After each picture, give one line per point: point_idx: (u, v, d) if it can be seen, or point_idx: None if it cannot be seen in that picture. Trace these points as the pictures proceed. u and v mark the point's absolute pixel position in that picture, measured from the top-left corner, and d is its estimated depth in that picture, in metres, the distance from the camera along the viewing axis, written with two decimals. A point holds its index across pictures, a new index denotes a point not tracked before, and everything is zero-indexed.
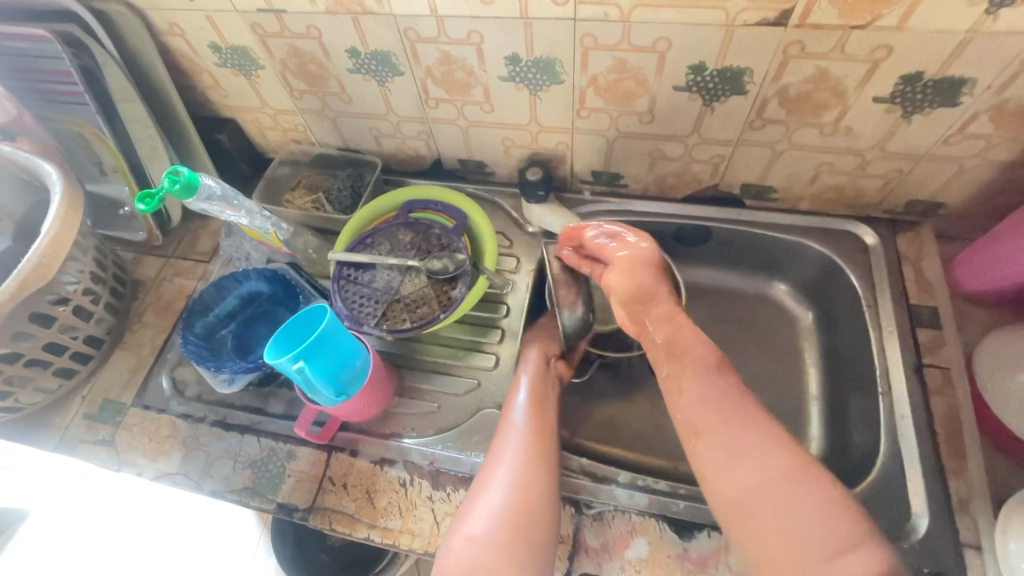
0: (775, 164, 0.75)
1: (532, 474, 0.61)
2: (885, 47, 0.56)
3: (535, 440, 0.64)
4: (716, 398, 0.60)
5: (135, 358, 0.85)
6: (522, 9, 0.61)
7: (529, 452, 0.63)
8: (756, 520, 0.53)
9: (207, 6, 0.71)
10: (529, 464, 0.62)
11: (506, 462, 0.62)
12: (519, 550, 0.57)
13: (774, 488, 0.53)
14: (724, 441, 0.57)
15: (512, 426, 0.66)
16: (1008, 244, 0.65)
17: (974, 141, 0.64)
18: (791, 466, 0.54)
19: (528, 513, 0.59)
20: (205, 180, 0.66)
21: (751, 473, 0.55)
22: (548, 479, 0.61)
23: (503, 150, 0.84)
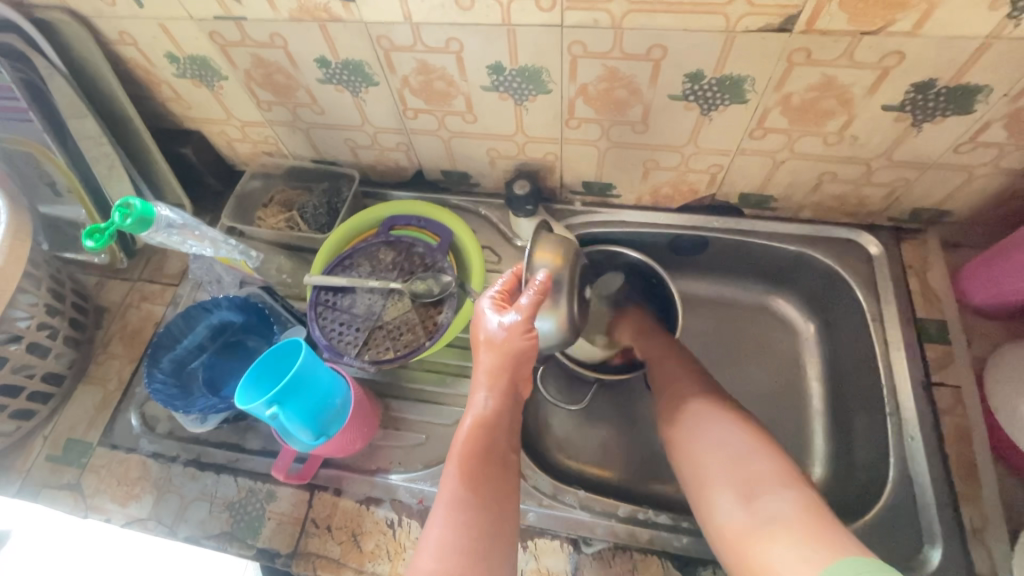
0: (776, 174, 0.71)
1: (473, 561, 0.50)
2: (897, 54, 0.52)
3: (475, 508, 0.53)
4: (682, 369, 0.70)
5: (102, 393, 0.80)
6: (505, 15, 0.56)
7: (470, 526, 0.52)
8: (711, 454, 0.59)
9: (158, 14, 0.65)
10: (470, 547, 0.51)
11: (439, 543, 0.51)
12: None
13: (719, 428, 0.60)
14: (698, 417, 0.63)
15: (448, 489, 0.54)
16: (1018, 258, 0.62)
17: (986, 150, 0.60)
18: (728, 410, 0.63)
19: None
20: (161, 211, 0.60)
21: (709, 419, 0.62)
22: (493, 564, 0.51)
23: (488, 160, 0.79)
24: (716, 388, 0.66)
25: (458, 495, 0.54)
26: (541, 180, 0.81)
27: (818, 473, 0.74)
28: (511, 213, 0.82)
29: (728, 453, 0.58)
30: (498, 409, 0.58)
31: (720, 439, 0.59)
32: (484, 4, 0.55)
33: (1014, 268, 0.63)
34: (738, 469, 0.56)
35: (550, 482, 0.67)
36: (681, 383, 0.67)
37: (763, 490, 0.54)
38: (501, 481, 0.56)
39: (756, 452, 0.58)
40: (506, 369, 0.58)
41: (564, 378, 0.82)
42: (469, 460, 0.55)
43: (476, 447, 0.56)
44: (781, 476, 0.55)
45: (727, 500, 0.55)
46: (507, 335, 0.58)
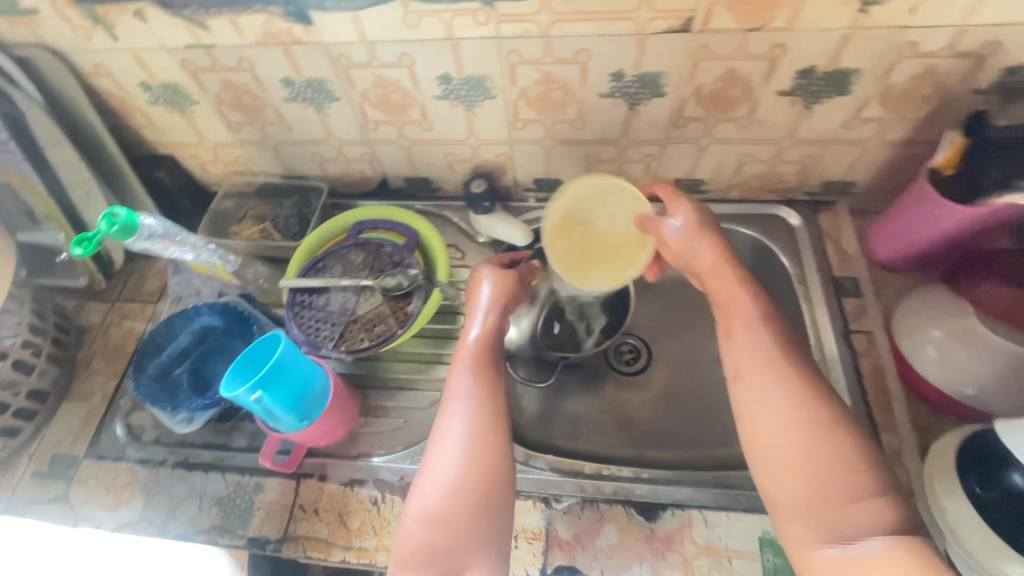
0: (702, 160, 0.80)
1: (483, 437, 0.59)
2: (780, 47, 0.62)
3: (483, 396, 0.62)
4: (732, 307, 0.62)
5: (86, 407, 0.82)
6: (448, 30, 0.64)
7: (478, 411, 0.61)
8: (789, 460, 0.52)
9: (133, 46, 0.71)
10: (480, 426, 0.60)
11: (454, 425, 0.60)
12: (473, 521, 0.55)
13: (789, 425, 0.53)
14: (780, 445, 0.53)
15: (457, 385, 0.64)
16: (908, 213, 0.71)
17: (869, 125, 0.70)
18: (804, 406, 0.53)
19: (484, 480, 0.57)
20: (143, 220, 0.66)
21: (801, 451, 0.52)
22: (502, 439, 0.59)
23: (446, 165, 0.87)
24: (810, 393, 0.54)
25: (467, 387, 0.63)
26: (497, 179, 0.88)
27: None
28: (471, 212, 0.88)
29: (819, 491, 0.50)
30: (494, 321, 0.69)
31: (814, 476, 0.51)
32: (429, 21, 0.63)
33: (906, 225, 0.73)
34: (834, 509, 0.50)
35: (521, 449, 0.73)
36: (753, 377, 0.56)
37: (855, 529, 0.49)
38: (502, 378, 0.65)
39: (851, 480, 0.50)
40: (502, 290, 0.72)
41: (533, 361, 0.87)
42: (476, 358, 0.65)
43: (481, 350, 0.67)
44: (871, 510, 0.49)
45: (816, 536, 0.50)
46: (499, 276, 0.73)
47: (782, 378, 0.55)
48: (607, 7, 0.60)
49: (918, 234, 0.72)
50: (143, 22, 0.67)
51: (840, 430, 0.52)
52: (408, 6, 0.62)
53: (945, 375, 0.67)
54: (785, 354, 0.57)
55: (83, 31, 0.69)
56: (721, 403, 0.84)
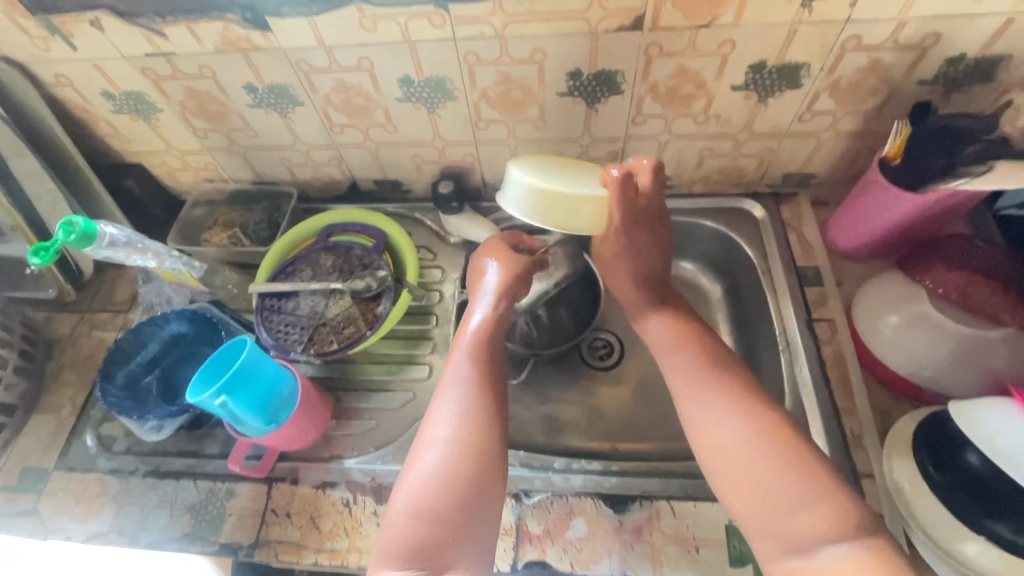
0: (665, 155, 0.81)
1: (482, 427, 0.60)
2: (730, 42, 0.63)
3: (481, 388, 0.63)
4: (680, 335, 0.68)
5: (56, 419, 0.82)
6: (405, 33, 0.65)
7: (476, 401, 0.62)
8: (741, 474, 0.55)
9: (92, 55, 0.71)
10: (478, 416, 0.61)
11: (452, 413, 0.61)
12: (464, 508, 0.55)
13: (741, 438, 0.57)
14: (735, 458, 0.56)
15: (456, 375, 0.64)
16: (864, 201, 0.73)
17: (823, 117, 0.72)
18: (756, 420, 0.58)
19: (479, 468, 0.57)
20: (104, 228, 0.65)
21: (751, 466, 0.55)
22: (495, 433, 0.60)
23: (414, 167, 0.87)
24: (758, 407, 0.59)
25: (465, 377, 0.64)
26: (465, 180, 0.89)
27: None
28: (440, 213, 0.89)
29: (776, 506, 0.53)
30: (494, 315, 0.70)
31: (772, 488, 0.54)
32: (385, 25, 0.64)
33: (863, 213, 0.74)
34: (782, 519, 0.52)
35: None
36: (709, 396, 0.61)
37: (813, 540, 0.51)
38: (499, 373, 0.66)
39: (804, 491, 0.53)
40: (505, 284, 0.72)
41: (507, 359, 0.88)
42: (471, 353, 0.66)
43: (480, 342, 0.68)
44: (827, 522, 0.51)
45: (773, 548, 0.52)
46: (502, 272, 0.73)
47: (729, 399, 0.60)
48: (558, 8, 0.61)
49: (874, 222, 0.73)
50: (100, 31, 0.67)
51: (793, 443, 0.56)
52: (364, 10, 0.63)
53: (902, 359, 0.68)
54: (731, 372, 0.62)
55: (41, 41, 0.69)
56: None
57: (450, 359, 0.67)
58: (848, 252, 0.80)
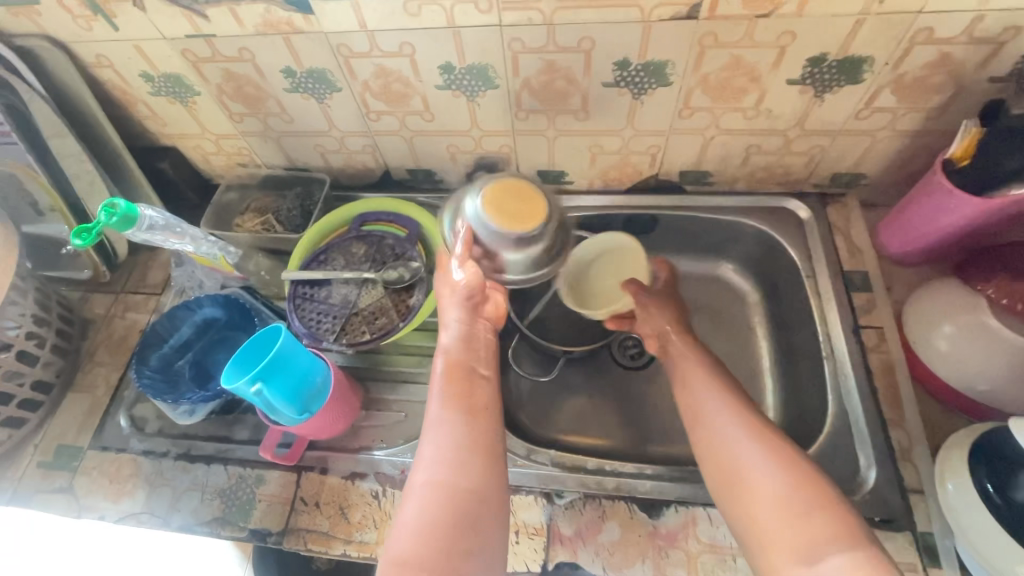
0: (709, 151, 0.78)
1: (465, 470, 0.55)
2: (791, 33, 0.60)
3: (460, 426, 0.58)
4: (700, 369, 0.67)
5: (90, 399, 0.82)
6: (449, 18, 0.63)
7: (456, 442, 0.57)
8: (758, 495, 0.54)
9: (132, 35, 0.70)
10: (460, 457, 0.56)
11: (431, 458, 0.56)
12: (456, 563, 0.51)
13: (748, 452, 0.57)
14: (755, 493, 0.54)
15: (432, 416, 0.59)
16: (920, 204, 0.70)
17: (881, 115, 0.68)
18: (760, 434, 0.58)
19: (464, 513, 0.53)
20: (144, 212, 0.65)
21: (763, 479, 0.55)
22: (478, 469, 0.55)
23: (449, 157, 0.86)
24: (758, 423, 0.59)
25: (441, 417, 0.59)
26: (500, 172, 0.87)
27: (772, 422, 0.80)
28: None
29: (790, 513, 0.52)
30: (465, 336, 0.65)
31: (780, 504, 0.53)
32: (430, 9, 0.62)
33: (917, 218, 0.71)
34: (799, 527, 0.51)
35: (524, 444, 0.72)
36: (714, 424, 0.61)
37: (829, 551, 0.49)
38: (481, 401, 0.61)
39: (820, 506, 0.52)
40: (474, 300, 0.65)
41: (536, 354, 0.87)
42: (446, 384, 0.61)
43: (453, 372, 0.62)
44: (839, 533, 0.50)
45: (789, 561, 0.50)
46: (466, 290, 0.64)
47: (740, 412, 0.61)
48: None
49: (930, 227, 0.70)
50: (143, 11, 0.67)
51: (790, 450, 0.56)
52: None
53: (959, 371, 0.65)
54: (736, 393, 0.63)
55: (83, 21, 0.69)
56: None
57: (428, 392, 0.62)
58: (898, 258, 0.77)
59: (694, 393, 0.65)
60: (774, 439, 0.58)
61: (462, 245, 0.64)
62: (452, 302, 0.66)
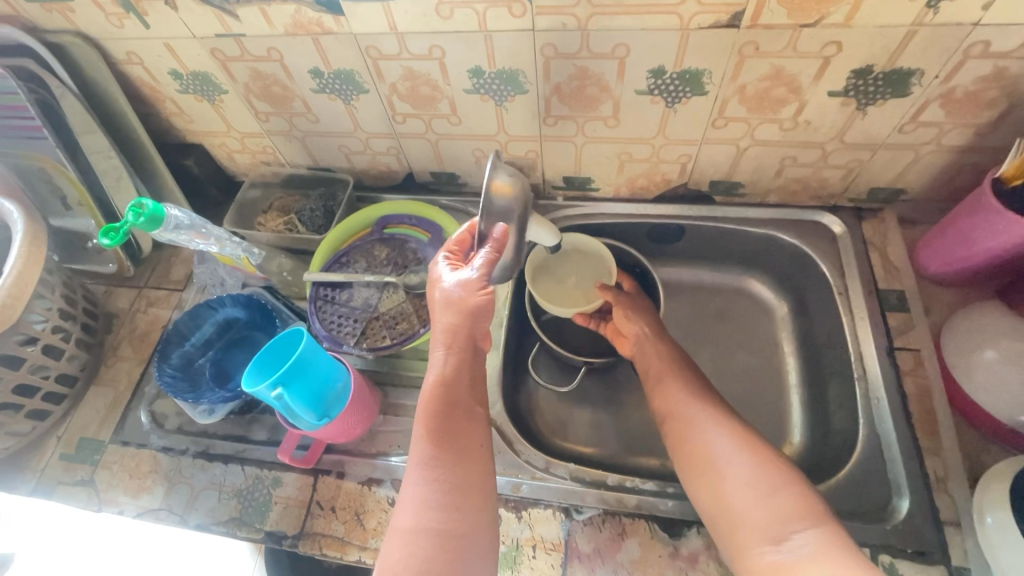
0: (742, 162, 0.76)
1: (452, 515, 0.54)
2: (837, 44, 0.58)
3: (448, 468, 0.56)
4: (690, 387, 0.68)
5: (113, 393, 0.83)
6: (481, 22, 0.62)
7: (444, 487, 0.55)
8: (730, 495, 0.58)
9: (163, 34, 0.70)
10: (447, 501, 0.55)
11: (417, 502, 0.54)
12: None
13: (723, 447, 0.61)
14: (732, 492, 0.58)
15: (418, 458, 0.57)
16: (964, 224, 0.67)
17: (926, 129, 0.66)
18: (743, 437, 0.61)
19: (453, 555, 0.52)
20: (170, 212, 0.65)
21: (736, 478, 0.58)
22: (466, 510, 0.55)
23: (474, 160, 0.85)
24: (737, 423, 0.64)
25: (428, 460, 0.56)
26: (525, 177, 0.86)
27: (798, 441, 0.78)
28: None
29: (757, 494, 0.57)
30: (455, 369, 0.59)
31: (748, 486, 0.57)
32: (462, 13, 0.61)
33: (960, 237, 0.68)
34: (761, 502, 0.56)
35: (543, 455, 0.71)
36: (705, 438, 0.63)
37: (790, 528, 0.54)
38: (472, 439, 0.59)
39: (781, 483, 0.57)
40: (462, 329, 0.59)
41: (555, 363, 0.86)
42: (427, 419, 0.57)
43: (440, 408, 0.58)
44: (800, 510, 0.55)
45: (757, 542, 0.55)
46: (464, 292, 0.58)
47: (724, 413, 0.65)
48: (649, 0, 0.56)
49: (974, 249, 0.67)
50: (174, 9, 0.66)
51: (764, 448, 0.60)
52: None
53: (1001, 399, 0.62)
54: (722, 405, 0.66)
55: (115, 18, 0.69)
56: (751, 416, 0.81)
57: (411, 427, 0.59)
58: (936, 278, 0.74)
59: (701, 429, 0.64)
60: (749, 436, 0.62)
61: (481, 258, 0.60)
62: (439, 324, 0.59)
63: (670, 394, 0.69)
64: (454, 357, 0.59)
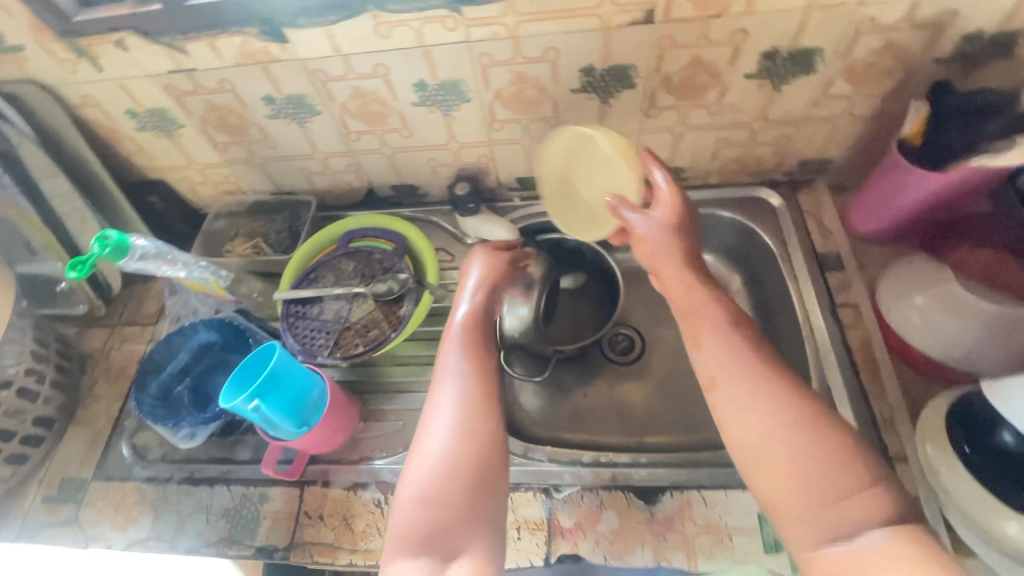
0: (681, 149, 0.81)
1: (481, 418, 0.57)
2: (742, 33, 0.63)
3: (475, 414, 0.57)
4: (732, 352, 0.56)
5: (92, 431, 0.84)
6: (419, 37, 0.66)
7: (468, 429, 0.56)
8: (781, 481, 0.49)
9: (116, 75, 0.73)
10: (476, 405, 0.57)
11: (448, 408, 0.57)
12: (475, 500, 0.53)
13: (775, 426, 0.51)
14: (779, 478, 0.49)
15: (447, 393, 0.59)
16: (881, 183, 0.73)
17: (837, 102, 0.72)
18: (795, 412, 0.51)
19: (482, 455, 0.55)
20: (135, 241, 0.68)
21: (787, 462, 0.49)
22: (494, 417, 0.57)
23: (430, 170, 0.88)
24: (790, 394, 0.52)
25: (457, 400, 0.58)
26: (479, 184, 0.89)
27: None
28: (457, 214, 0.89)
29: (817, 483, 0.48)
30: (483, 305, 0.67)
31: (817, 470, 0.49)
32: (400, 31, 0.65)
33: (881, 198, 0.74)
34: (825, 496, 0.48)
35: (520, 442, 0.74)
36: (753, 417, 0.52)
37: (852, 528, 0.47)
38: (496, 385, 0.60)
39: (851, 473, 0.48)
40: (492, 278, 0.69)
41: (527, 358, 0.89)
42: (461, 341, 0.63)
43: (472, 332, 0.64)
44: (867, 510, 0.47)
45: (814, 535, 0.48)
46: (496, 257, 0.71)
47: (769, 379, 0.53)
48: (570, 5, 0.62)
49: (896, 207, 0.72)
50: (125, 50, 0.69)
51: (825, 431, 0.50)
52: (378, 17, 0.64)
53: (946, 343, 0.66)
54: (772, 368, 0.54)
55: (68, 64, 0.72)
56: None
57: (443, 347, 0.63)
58: (869, 236, 0.80)
59: (748, 404, 0.52)
60: (802, 408, 0.52)
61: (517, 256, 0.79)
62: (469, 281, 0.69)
63: (710, 356, 0.56)
64: (483, 294, 0.68)
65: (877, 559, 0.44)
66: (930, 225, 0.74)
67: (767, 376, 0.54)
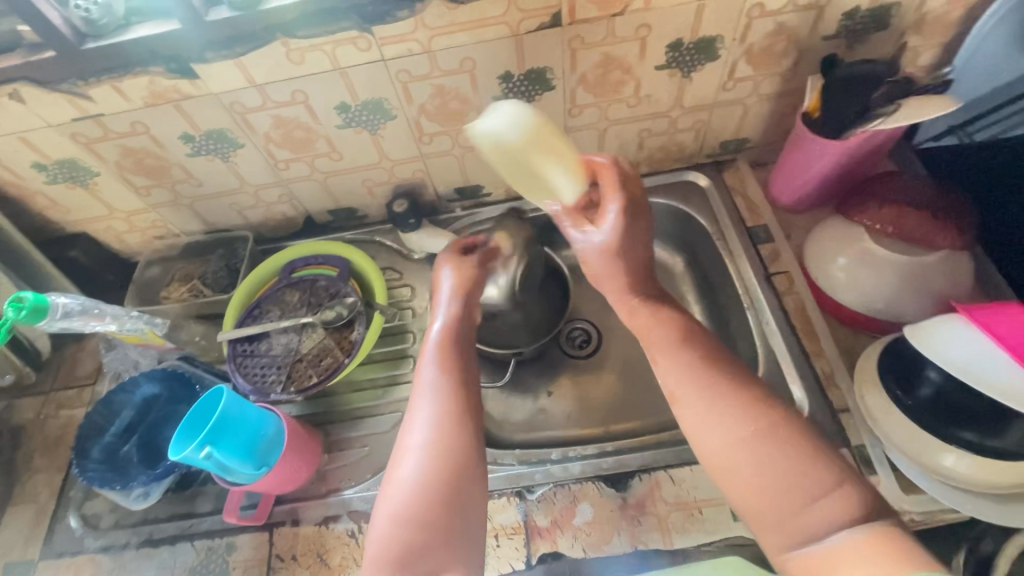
0: (608, 147, 0.77)
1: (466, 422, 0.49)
2: (644, 26, 0.62)
3: (456, 422, 0.48)
4: (687, 361, 0.48)
5: (34, 507, 0.77)
6: (333, 62, 0.61)
7: (453, 446, 0.47)
8: (743, 485, 0.43)
9: (16, 128, 0.65)
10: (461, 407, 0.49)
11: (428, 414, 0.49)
12: (457, 517, 0.45)
13: (737, 432, 0.44)
14: (740, 478, 0.43)
15: (429, 397, 0.50)
16: (809, 146, 0.68)
17: (743, 84, 0.70)
18: (753, 407, 0.45)
19: (464, 466, 0.46)
20: (56, 300, 0.64)
21: (748, 465, 0.43)
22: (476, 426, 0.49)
23: (367, 192, 0.81)
24: (747, 392, 0.46)
25: (435, 414, 0.49)
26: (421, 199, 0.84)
27: None
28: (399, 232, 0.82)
29: (779, 491, 0.42)
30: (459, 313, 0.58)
31: (785, 471, 0.42)
32: (313, 56, 0.60)
33: (796, 166, 0.72)
34: (791, 504, 0.41)
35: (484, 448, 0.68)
36: (709, 412, 0.46)
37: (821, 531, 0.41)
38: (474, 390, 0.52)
39: (811, 468, 0.42)
40: (470, 284, 0.61)
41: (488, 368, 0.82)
42: (439, 347, 0.55)
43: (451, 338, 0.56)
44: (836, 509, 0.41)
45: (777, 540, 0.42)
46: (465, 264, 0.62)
47: (722, 384, 0.46)
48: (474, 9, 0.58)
49: (815, 170, 0.70)
50: (21, 103, 0.62)
51: (789, 430, 0.44)
52: (288, 45, 0.58)
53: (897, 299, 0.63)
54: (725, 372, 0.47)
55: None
56: None
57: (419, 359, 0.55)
58: (792, 207, 0.78)
59: (709, 407, 0.46)
60: (758, 404, 0.45)
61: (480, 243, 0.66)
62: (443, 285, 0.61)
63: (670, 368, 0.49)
64: (459, 301, 0.59)
65: (848, 558, 0.38)
66: (851, 184, 0.73)
67: (726, 381, 0.47)
